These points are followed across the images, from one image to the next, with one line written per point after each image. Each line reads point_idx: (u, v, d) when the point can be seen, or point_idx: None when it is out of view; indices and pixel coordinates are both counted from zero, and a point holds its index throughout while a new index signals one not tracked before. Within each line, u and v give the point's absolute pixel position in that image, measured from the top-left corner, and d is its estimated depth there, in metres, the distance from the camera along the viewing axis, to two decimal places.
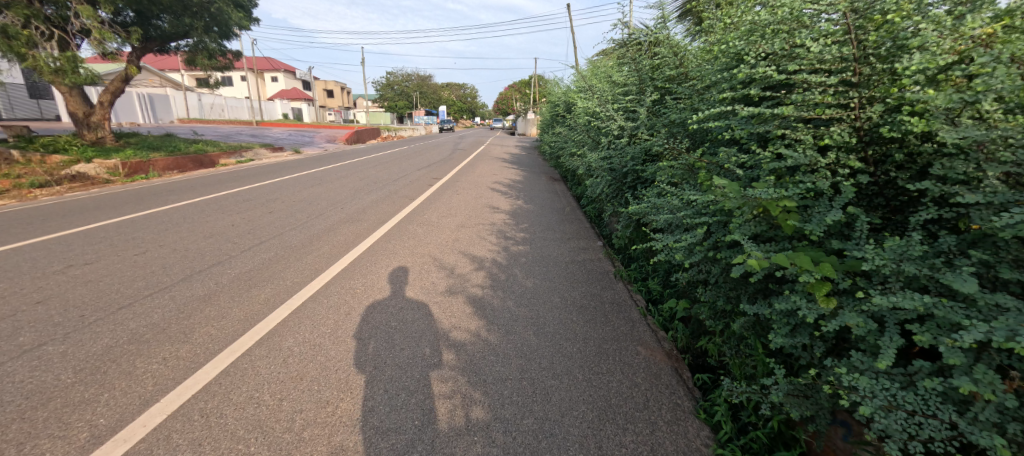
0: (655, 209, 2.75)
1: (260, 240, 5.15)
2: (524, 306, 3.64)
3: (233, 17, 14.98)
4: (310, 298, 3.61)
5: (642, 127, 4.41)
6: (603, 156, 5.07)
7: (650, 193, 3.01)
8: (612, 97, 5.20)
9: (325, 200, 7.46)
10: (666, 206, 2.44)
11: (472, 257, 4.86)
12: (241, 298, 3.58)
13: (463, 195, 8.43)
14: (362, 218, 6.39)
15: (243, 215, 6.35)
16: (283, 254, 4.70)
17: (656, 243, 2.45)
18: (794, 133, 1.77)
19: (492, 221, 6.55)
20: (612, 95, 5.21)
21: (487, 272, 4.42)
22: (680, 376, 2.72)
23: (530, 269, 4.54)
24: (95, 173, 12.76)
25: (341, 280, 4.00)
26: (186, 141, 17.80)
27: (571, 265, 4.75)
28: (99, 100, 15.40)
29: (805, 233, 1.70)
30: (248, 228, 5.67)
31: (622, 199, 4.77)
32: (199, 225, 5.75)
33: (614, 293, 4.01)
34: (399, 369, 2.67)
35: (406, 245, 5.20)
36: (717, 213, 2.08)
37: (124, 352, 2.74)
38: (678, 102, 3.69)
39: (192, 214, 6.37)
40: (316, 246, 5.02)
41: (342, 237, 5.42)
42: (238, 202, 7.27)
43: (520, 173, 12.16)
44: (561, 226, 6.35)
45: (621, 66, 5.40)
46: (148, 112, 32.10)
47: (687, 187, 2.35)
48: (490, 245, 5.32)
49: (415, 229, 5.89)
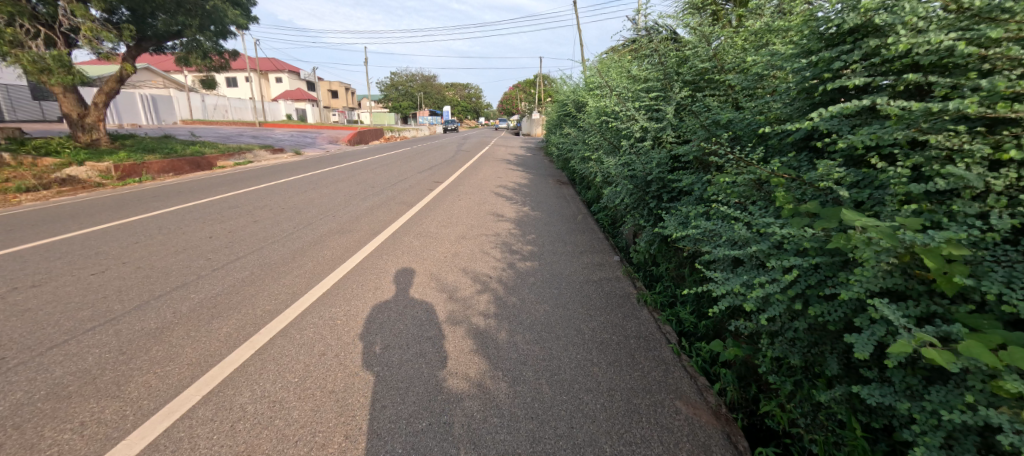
0: (706, 235, 2.17)
1: (236, 257, 4.58)
2: (534, 343, 3.05)
3: (229, 15, 14.44)
4: (281, 332, 3.04)
5: (668, 127, 3.85)
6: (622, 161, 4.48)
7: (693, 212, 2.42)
8: (629, 92, 4.63)
9: (317, 207, 6.91)
10: (728, 235, 1.85)
11: (473, 276, 4.27)
12: (199, 333, 3.01)
13: (465, 201, 7.86)
14: (354, 229, 5.81)
15: (224, 225, 5.81)
16: (259, 273, 4.13)
17: (712, 284, 1.85)
18: (953, 140, 1.22)
19: (496, 231, 5.98)
20: (629, 90, 4.63)
21: (491, 295, 3.83)
22: (736, 447, 2.13)
23: (539, 291, 3.96)
24: (87, 176, 12.31)
25: (320, 308, 3.44)
26: (184, 143, 17.37)
27: (587, 286, 4.15)
28: (93, 101, 14.95)
29: (976, 294, 1.15)
30: (227, 241, 5.14)
31: (646, 211, 4.17)
32: (174, 238, 5.21)
33: (639, 325, 3.40)
34: (377, 439, 2.10)
35: (399, 261, 4.62)
36: (813, 252, 1.50)
37: (33, 415, 2.19)
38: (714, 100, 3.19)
39: (170, 224, 5.83)
40: (298, 263, 4.46)
41: (329, 252, 4.85)
42: (223, 209, 6.74)
43: (526, 176, 11.54)
44: (573, 237, 5.75)
45: (638, 60, 4.85)
46: (150, 113, 31.77)
47: (761, 210, 1.77)
48: (494, 261, 4.72)
49: (411, 242, 5.32)
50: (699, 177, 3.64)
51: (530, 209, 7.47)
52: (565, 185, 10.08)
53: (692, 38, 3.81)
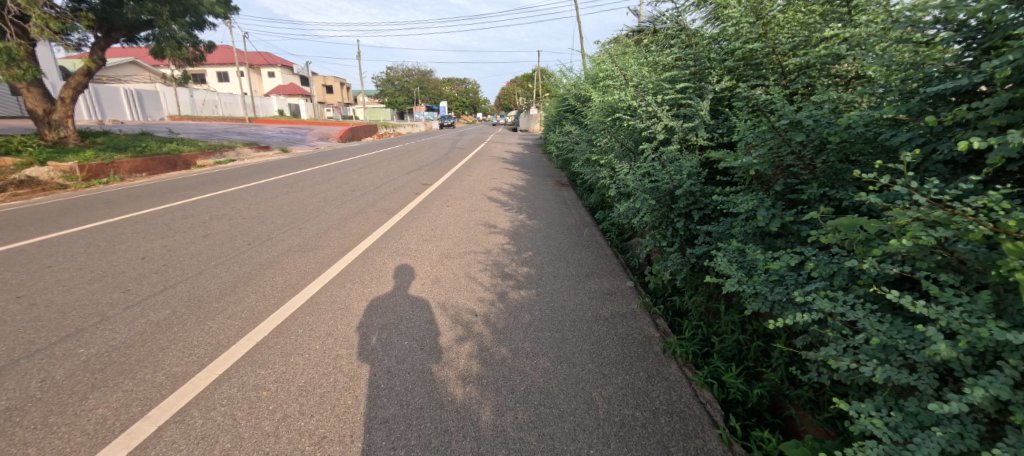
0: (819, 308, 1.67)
1: (163, 287, 3.72)
2: (530, 428, 2.21)
3: (206, 4, 13.45)
4: (176, 417, 2.19)
5: (701, 126, 3.06)
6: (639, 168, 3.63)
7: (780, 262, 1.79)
8: (640, 80, 3.73)
9: (283, 217, 6.04)
10: (922, 351, 1.33)
11: (454, 312, 3.42)
12: (61, 420, 2.16)
13: (454, 209, 7.01)
14: (320, 245, 4.94)
15: (167, 241, 4.95)
16: (184, 312, 3.28)
17: (876, 428, 1.36)
18: None
19: (487, 246, 5.14)
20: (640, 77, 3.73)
21: (475, 343, 2.98)
22: None
23: (537, 335, 3.12)
24: (49, 177, 11.36)
25: (245, 368, 2.60)
26: (161, 140, 16.41)
27: (596, 326, 3.30)
28: (60, 96, 13.96)
29: None
30: (162, 264, 4.27)
31: (670, 232, 3.36)
32: (99, 259, 4.35)
33: (669, 392, 2.56)
34: None
35: (364, 291, 3.76)
36: None
37: None
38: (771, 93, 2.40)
39: (103, 240, 4.96)
40: (238, 295, 3.60)
41: (281, 277, 3.99)
42: (174, 220, 5.87)
43: (523, 177, 10.64)
44: (577, 256, 4.91)
45: (655, 44, 4.00)
46: (136, 109, 30.70)
47: (975, 317, 1.24)
48: (482, 290, 3.87)
49: (384, 263, 4.47)
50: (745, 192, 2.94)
51: (527, 217, 6.63)
52: (566, 188, 9.19)
53: (731, 12, 3.00)
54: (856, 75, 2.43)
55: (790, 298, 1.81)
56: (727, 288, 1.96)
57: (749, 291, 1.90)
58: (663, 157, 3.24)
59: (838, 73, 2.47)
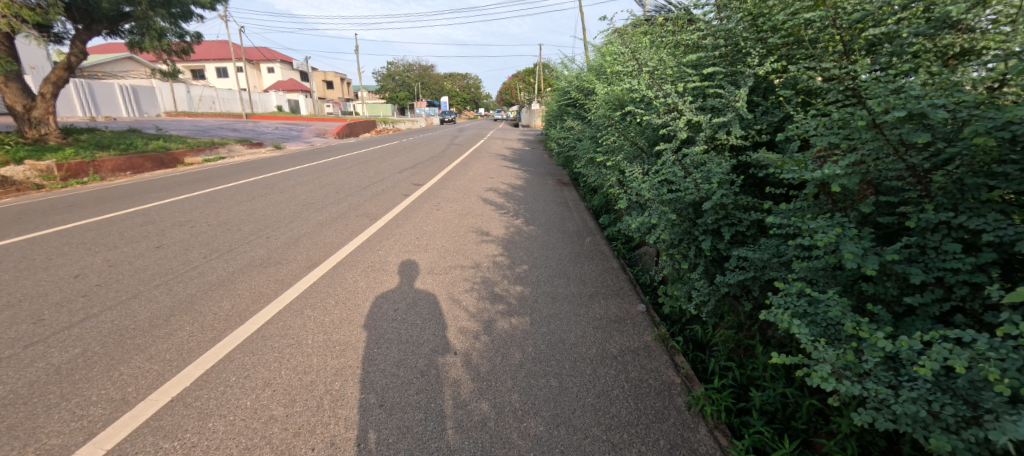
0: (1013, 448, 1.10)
1: (85, 316, 3.11)
2: None
3: None
4: None
5: (737, 122, 2.45)
6: (652, 172, 2.96)
7: (928, 363, 1.20)
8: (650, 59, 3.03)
9: (252, 224, 5.43)
10: None
11: (429, 349, 2.81)
12: None
13: (444, 212, 6.39)
14: (285, 258, 4.33)
15: (112, 255, 4.33)
16: (96, 352, 2.67)
17: None
18: None
19: (477, 258, 4.53)
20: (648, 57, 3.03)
21: (450, 396, 2.37)
22: None
23: (528, 384, 2.50)
24: (24, 177, 10.70)
25: (144, 441, 1.99)
26: (148, 137, 15.80)
27: (602, 369, 2.69)
28: (40, 92, 13.36)
29: None
30: (95, 284, 3.66)
31: (693, 252, 2.73)
32: (25, 278, 3.75)
33: None
34: None
35: (324, 319, 3.15)
36: None
37: None
38: (850, 75, 1.77)
39: (38, 254, 4.34)
40: (170, 327, 2.99)
41: (228, 301, 3.38)
42: (130, 227, 5.25)
43: (523, 175, 10.00)
44: (579, 271, 4.28)
45: (670, 23, 3.34)
46: (130, 105, 30.10)
47: None
48: (467, 317, 3.26)
49: (356, 280, 3.85)
50: (791, 207, 2.37)
51: (524, 222, 6.01)
52: (568, 188, 8.54)
53: None
54: (957, 52, 1.87)
55: (932, 410, 1.25)
56: (820, 383, 1.39)
57: (868, 393, 1.32)
58: (686, 159, 2.59)
59: (924, 48, 1.91)
